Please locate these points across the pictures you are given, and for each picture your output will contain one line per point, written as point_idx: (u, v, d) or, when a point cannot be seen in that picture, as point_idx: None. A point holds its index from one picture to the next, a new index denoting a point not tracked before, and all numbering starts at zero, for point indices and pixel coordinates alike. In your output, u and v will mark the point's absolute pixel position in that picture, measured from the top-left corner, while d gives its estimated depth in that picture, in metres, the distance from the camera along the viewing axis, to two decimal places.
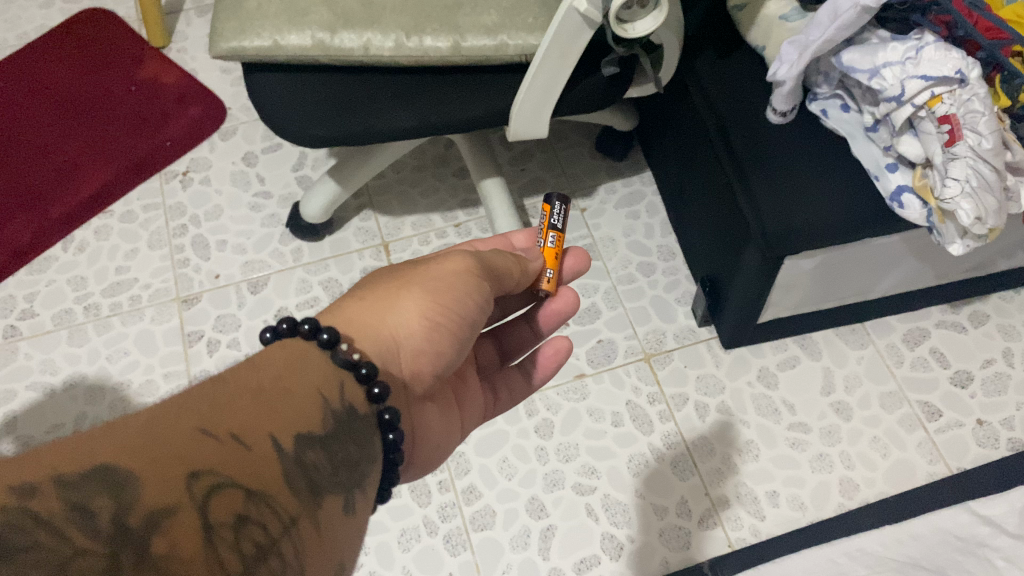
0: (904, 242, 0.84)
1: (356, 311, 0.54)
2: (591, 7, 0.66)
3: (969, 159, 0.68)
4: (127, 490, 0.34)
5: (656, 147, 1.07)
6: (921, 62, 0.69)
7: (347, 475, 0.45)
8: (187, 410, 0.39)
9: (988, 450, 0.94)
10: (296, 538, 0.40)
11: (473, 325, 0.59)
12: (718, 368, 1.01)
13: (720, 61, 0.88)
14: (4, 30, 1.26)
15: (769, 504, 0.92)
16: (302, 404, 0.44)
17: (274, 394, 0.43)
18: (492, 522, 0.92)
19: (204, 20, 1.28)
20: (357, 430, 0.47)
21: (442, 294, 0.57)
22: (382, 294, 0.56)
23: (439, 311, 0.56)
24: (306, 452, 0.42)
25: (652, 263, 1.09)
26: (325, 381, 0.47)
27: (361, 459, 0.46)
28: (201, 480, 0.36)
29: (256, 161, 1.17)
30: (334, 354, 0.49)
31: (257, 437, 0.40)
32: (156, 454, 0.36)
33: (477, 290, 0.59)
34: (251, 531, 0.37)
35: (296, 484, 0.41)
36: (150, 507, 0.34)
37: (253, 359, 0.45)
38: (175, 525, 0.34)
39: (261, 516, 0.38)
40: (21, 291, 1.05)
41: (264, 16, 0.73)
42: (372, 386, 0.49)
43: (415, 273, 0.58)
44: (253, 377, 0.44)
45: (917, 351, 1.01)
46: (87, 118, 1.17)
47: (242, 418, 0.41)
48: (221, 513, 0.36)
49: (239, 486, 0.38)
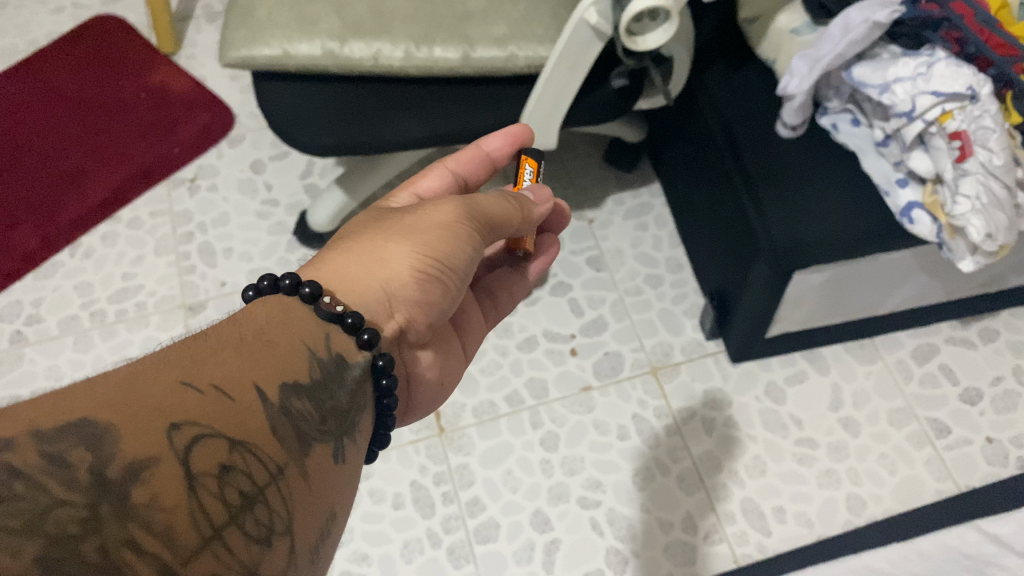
0: (915, 257, 0.83)
1: (342, 271, 0.53)
2: (601, 20, 0.67)
3: (980, 176, 0.67)
4: (105, 444, 0.33)
5: (666, 159, 1.07)
6: (932, 78, 0.68)
7: (336, 424, 0.44)
8: (168, 364, 0.39)
9: (997, 469, 0.94)
10: (284, 487, 0.39)
11: (466, 270, 0.58)
12: (726, 383, 1.00)
13: (731, 74, 0.88)
14: (15, 36, 1.26)
15: (776, 520, 0.92)
16: (286, 356, 0.43)
17: (258, 344, 0.43)
18: (497, 534, 0.91)
19: (214, 27, 1.29)
20: (347, 380, 0.46)
21: (433, 244, 0.55)
22: (370, 246, 0.55)
23: (428, 262, 0.55)
24: (293, 402, 0.42)
25: (660, 275, 1.09)
26: (309, 331, 0.46)
27: (351, 408, 0.46)
28: (182, 433, 0.36)
29: (265, 169, 1.17)
30: (317, 308, 0.48)
31: (241, 389, 0.40)
32: (135, 408, 0.35)
33: (471, 237, 0.57)
34: (236, 479, 0.37)
35: (285, 434, 0.40)
36: (128, 459, 0.34)
37: (237, 317, 0.45)
38: (156, 476, 0.34)
39: (247, 466, 0.38)
40: (27, 297, 1.05)
41: (275, 24, 0.73)
42: (361, 333, 0.48)
43: (404, 220, 0.57)
44: (235, 332, 0.43)
45: (926, 367, 1.00)
46: (97, 124, 1.17)
47: (224, 369, 0.40)
48: (205, 464, 0.36)
49: (223, 437, 0.37)
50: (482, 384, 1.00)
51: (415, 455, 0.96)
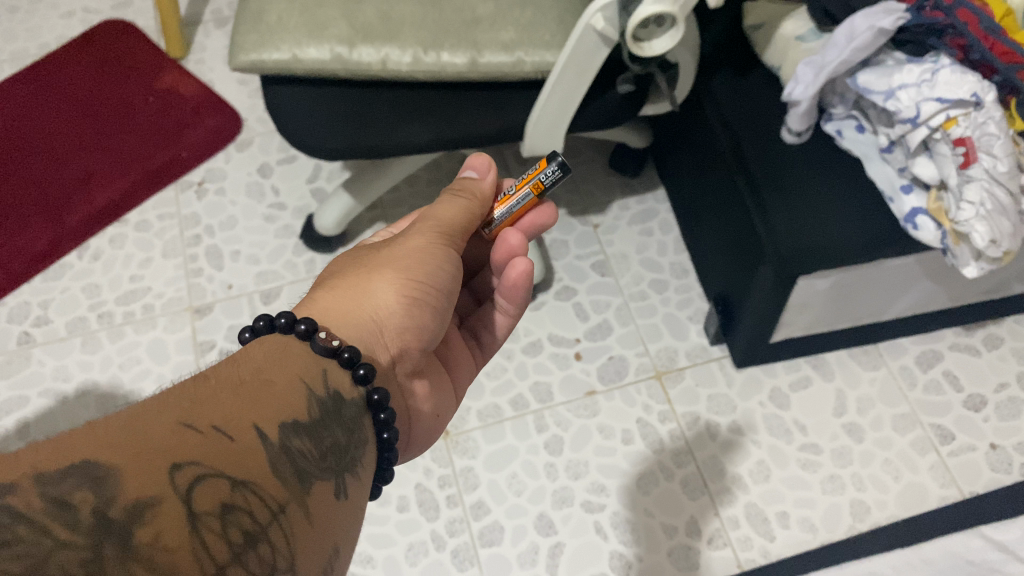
0: (919, 264, 0.83)
1: (332, 306, 0.53)
2: (608, 25, 0.67)
3: (984, 183, 0.68)
4: (108, 484, 0.33)
5: (671, 166, 1.08)
6: (937, 84, 0.69)
7: (336, 460, 0.45)
8: (168, 406, 0.39)
9: (1001, 475, 0.94)
10: (285, 523, 0.39)
11: (450, 292, 0.59)
12: (730, 388, 1.01)
13: (737, 79, 0.88)
14: (25, 40, 1.28)
15: (780, 525, 0.92)
16: (283, 394, 0.44)
17: (256, 386, 0.43)
18: (501, 538, 0.91)
19: (223, 32, 1.30)
20: (345, 416, 0.47)
21: (415, 269, 0.56)
22: (355, 281, 0.56)
23: (413, 287, 0.56)
24: (292, 440, 0.42)
25: (665, 280, 1.09)
26: (306, 368, 0.47)
27: (349, 445, 0.47)
28: (184, 472, 0.36)
29: (272, 173, 1.17)
30: (312, 343, 0.48)
31: (240, 429, 0.40)
32: (136, 448, 0.36)
33: (450, 257, 0.59)
34: (238, 517, 0.37)
35: (285, 472, 0.41)
36: (131, 500, 0.34)
37: (235, 356, 0.46)
38: (160, 515, 0.34)
39: (248, 503, 0.38)
40: (36, 299, 1.06)
41: (284, 29, 0.73)
42: (356, 368, 0.49)
43: (383, 253, 0.58)
44: (234, 372, 0.44)
45: (930, 374, 1.00)
46: (106, 128, 1.18)
47: (221, 411, 0.40)
48: (207, 502, 0.36)
49: (224, 475, 0.38)
50: (486, 388, 1.01)
51: (420, 458, 0.96)
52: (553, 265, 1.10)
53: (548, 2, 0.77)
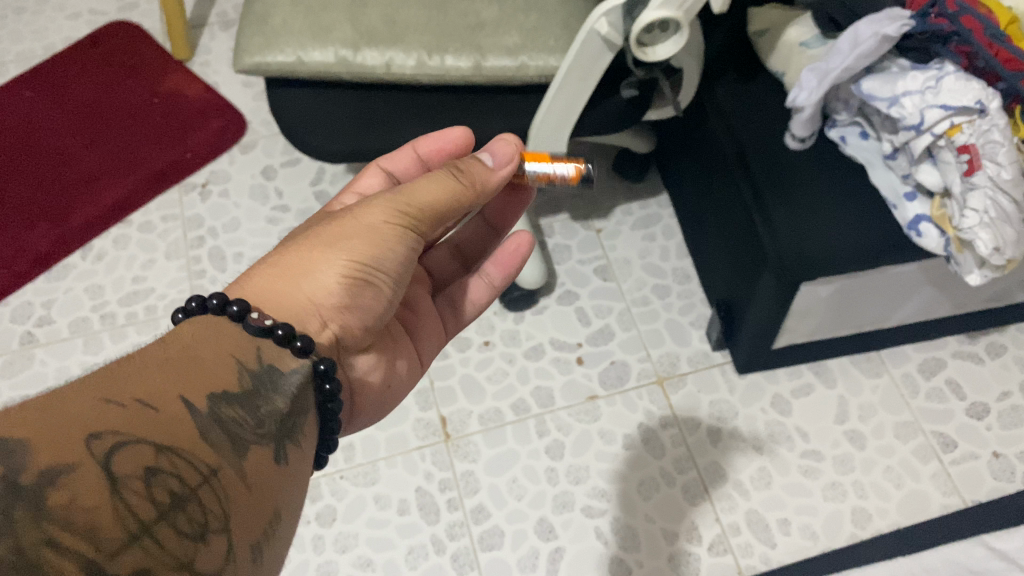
0: (922, 271, 0.83)
1: (268, 286, 0.53)
2: (612, 30, 0.67)
3: (988, 190, 0.68)
4: (19, 454, 0.33)
5: (674, 170, 1.07)
6: (941, 91, 0.69)
7: (274, 425, 0.45)
8: (87, 382, 0.39)
9: (1004, 484, 0.93)
10: (217, 484, 0.40)
11: (401, 271, 0.57)
12: (732, 395, 1.00)
13: (741, 85, 0.88)
14: (32, 41, 1.28)
15: (780, 532, 0.91)
16: (214, 367, 0.44)
17: (181, 361, 0.43)
18: (501, 542, 0.91)
19: (229, 35, 1.30)
20: (283, 385, 0.47)
21: (361, 251, 0.54)
22: (299, 257, 0.54)
23: (355, 270, 0.53)
24: (222, 408, 0.42)
25: (667, 285, 1.09)
26: (237, 345, 0.46)
27: (290, 411, 0.47)
28: (101, 440, 0.36)
29: (276, 175, 1.18)
30: (245, 324, 0.48)
31: (165, 400, 0.40)
32: (48, 422, 0.35)
33: (404, 236, 0.55)
34: (164, 480, 0.37)
35: (215, 438, 0.41)
36: (44, 468, 0.33)
37: (165, 336, 0.45)
38: (74, 480, 0.34)
39: (175, 467, 0.38)
40: (39, 299, 1.06)
41: (289, 32, 0.73)
42: (295, 340, 0.48)
43: (336, 225, 0.55)
44: (161, 350, 0.43)
45: (933, 382, 1.00)
46: (111, 129, 1.18)
47: (142, 384, 0.40)
48: (128, 466, 0.36)
49: (148, 442, 0.37)
50: (488, 392, 1.01)
51: (421, 462, 0.96)
52: (556, 269, 1.10)
53: (552, 6, 0.77)
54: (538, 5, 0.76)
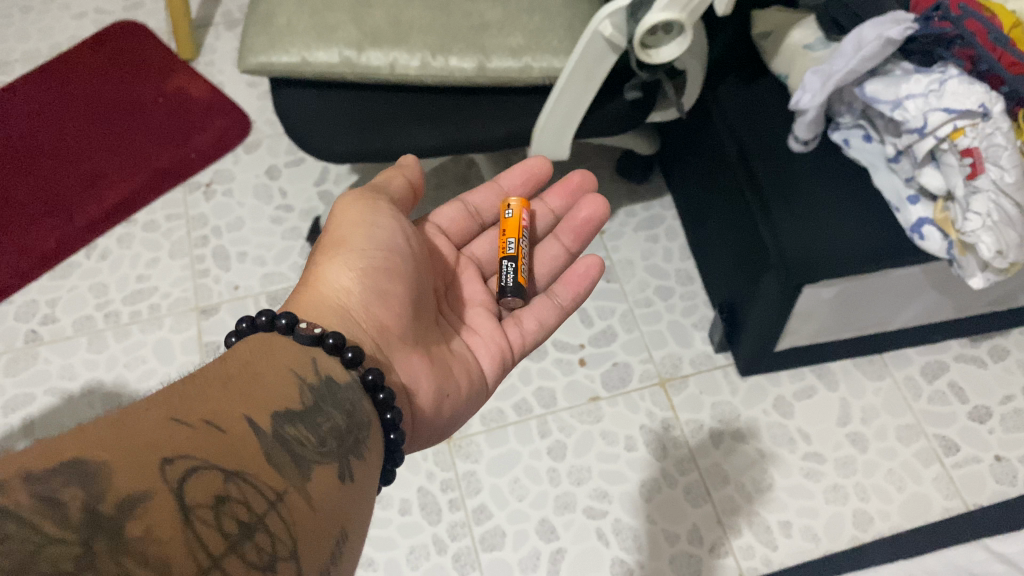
0: (925, 274, 0.83)
1: (292, 303, 0.56)
2: (616, 32, 0.67)
3: (991, 194, 0.68)
4: (97, 480, 0.34)
5: (678, 172, 1.08)
6: (945, 94, 0.68)
7: (337, 444, 0.46)
8: (157, 404, 0.40)
9: (1006, 488, 0.93)
10: (285, 510, 0.40)
11: (402, 252, 0.61)
12: (734, 397, 1.00)
13: (745, 89, 0.88)
14: (37, 40, 1.28)
15: (782, 534, 0.91)
16: (273, 386, 0.45)
17: (243, 381, 0.45)
18: (502, 542, 0.91)
19: (233, 35, 1.30)
20: (341, 400, 0.48)
21: (356, 239, 0.59)
22: (312, 272, 0.58)
23: (360, 257, 0.58)
24: (286, 428, 0.43)
25: (670, 287, 1.09)
26: (296, 360, 0.49)
27: (352, 428, 0.48)
28: (174, 466, 0.37)
29: (280, 175, 1.18)
30: (296, 335, 0.50)
31: (231, 421, 0.41)
32: (125, 446, 0.36)
33: (384, 217, 0.61)
34: (232, 508, 0.37)
35: (279, 461, 0.42)
36: (122, 494, 0.34)
37: (223, 355, 0.47)
38: (150, 510, 0.34)
39: (242, 494, 0.38)
40: (43, 297, 1.07)
41: (294, 32, 0.74)
42: (344, 352, 0.51)
43: (327, 237, 0.61)
44: (221, 369, 0.45)
45: (935, 384, 1.00)
46: (116, 129, 1.19)
47: (210, 406, 0.41)
48: (200, 495, 0.36)
49: (216, 468, 0.38)
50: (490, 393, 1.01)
51: (423, 462, 0.96)
52: None
53: (557, 7, 0.77)
54: (543, 6, 0.77)
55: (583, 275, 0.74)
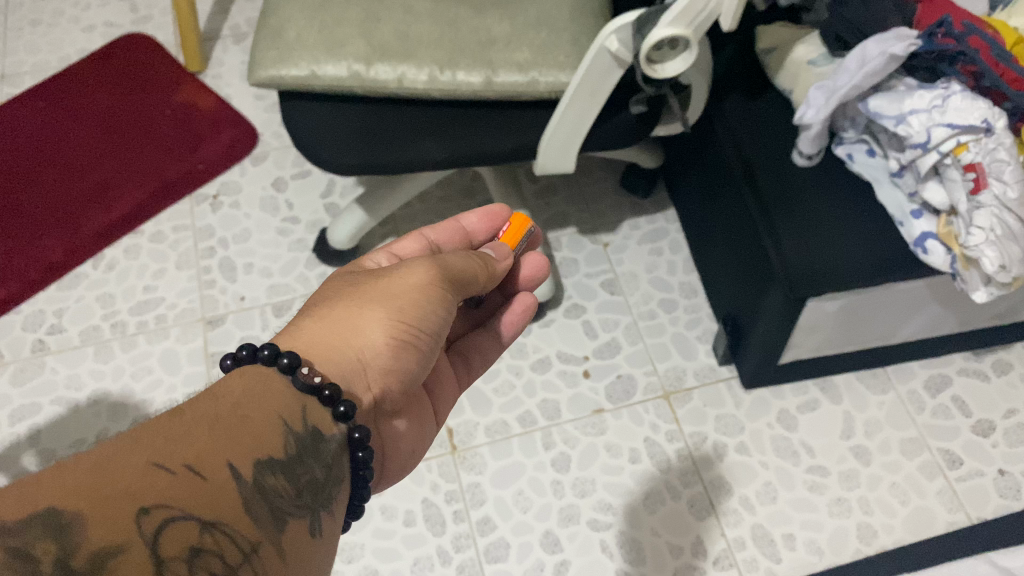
0: (928, 287, 0.84)
1: (318, 336, 0.53)
2: (622, 47, 0.69)
3: (994, 209, 0.68)
4: (72, 532, 0.34)
5: (682, 185, 1.08)
6: (948, 110, 0.69)
7: (311, 497, 0.46)
8: (141, 443, 0.40)
9: (1010, 501, 0.93)
10: (256, 563, 0.41)
11: (439, 337, 0.58)
12: (738, 409, 1.01)
13: (750, 102, 0.89)
14: (47, 52, 1.30)
15: (786, 547, 0.92)
16: (259, 430, 0.45)
17: (232, 421, 0.44)
18: (506, 554, 0.91)
19: (241, 48, 1.32)
20: (323, 454, 0.48)
21: (407, 311, 0.55)
22: (344, 313, 0.55)
23: (403, 330, 0.55)
24: (266, 478, 0.43)
25: (674, 300, 1.09)
26: (285, 403, 0.47)
27: (326, 481, 0.48)
28: (151, 516, 0.37)
29: (286, 187, 1.19)
30: (294, 379, 0.49)
31: (215, 467, 0.41)
32: (105, 492, 0.36)
33: (443, 299, 0.58)
34: (206, 561, 0.38)
35: (256, 510, 0.42)
36: (95, 548, 0.35)
37: (213, 388, 0.46)
38: (123, 565, 0.35)
39: (218, 546, 0.39)
40: (50, 307, 1.07)
41: (304, 45, 0.74)
42: (338, 405, 0.49)
43: (376, 285, 0.57)
44: (210, 406, 0.44)
45: (939, 398, 1.01)
46: (123, 141, 1.20)
47: (196, 447, 0.41)
48: (174, 548, 0.37)
49: (195, 519, 0.39)
50: (495, 404, 1.01)
51: (428, 473, 0.96)
52: (563, 282, 1.11)
53: (563, 22, 0.78)
54: (548, 21, 0.77)
55: (520, 314, 0.73)
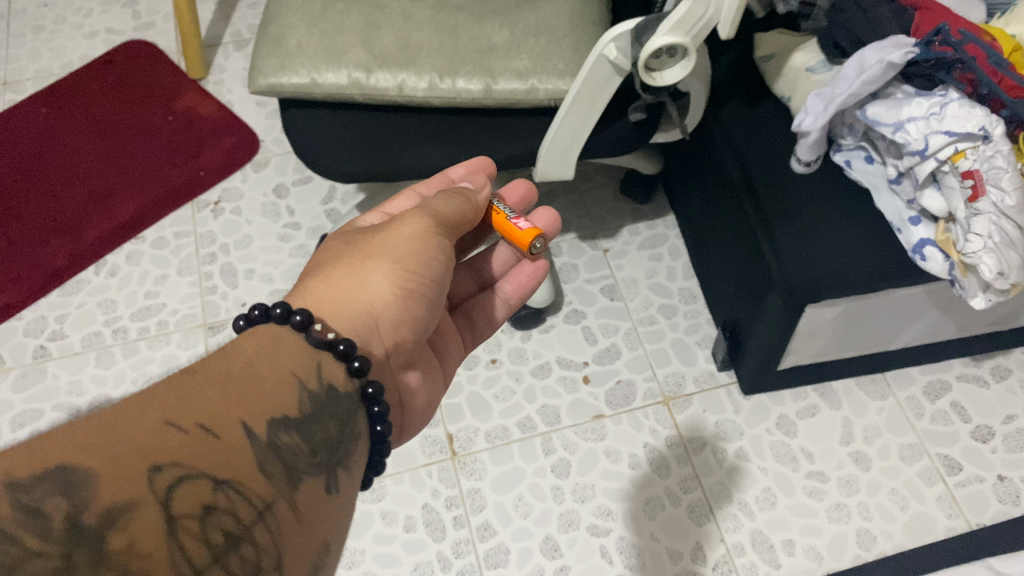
0: (927, 293, 0.84)
1: (327, 296, 0.54)
2: (620, 55, 0.69)
3: (992, 215, 0.68)
4: (83, 489, 0.35)
5: (681, 191, 1.09)
6: (945, 118, 0.69)
7: (328, 455, 0.46)
8: (153, 404, 0.40)
9: (1009, 507, 0.93)
10: (272, 521, 0.41)
11: (446, 282, 0.58)
12: (738, 414, 1.01)
13: (748, 110, 0.89)
14: (49, 59, 1.30)
15: (785, 553, 0.92)
16: (273, 388, 0.45)
17: (245, 380, 0.44)
18: (506, 560, 0.92)
19: (242, 54, 1.32)
20: (338, 410, 0.48)
21: (411, 261, 0.56)
22: (349, 273, 0.55)
23: (408, 280, 0.55)
24: (281, 436, 0.44)
25: (673, 305, 1.10)
26: (301, 364, 0.48)
27: (342, 439, 0.48)
28: (163, 474, 0.38)
29: (288, 194, 1.19)
30: (307, 335, 0.50)
31: (226, 425, 0.41)
32: (115, 450, 0.37)
33: (442, 245, 0.57)
34: (220, 518, 0.38)
35: (270, 469, 0.42)
36: (105, 505, 0.35)
37: (225, 350, 0.47)
38: (135, 520, 0.36)
39: (231, 503, 0.39)
40: (53, 313, 1.08)
41: (304, 54, 0.75)
42: (352, 360, 0.50)
43: (379, 241, 0.57)
44: (222, 367, 0.45)
45: (938, 404, 1.01)
46: (125, 148, 1.20)
47: (209, 406, 0.42)
48: (187, 504, 0.37)
49: (208, 476, 0.39)
50: (495, 410, 1.02)
51: (428, 479, 0.97)
52: (563, 287, 1.12)
53: (564, 30, 0.78)
54: (548, 29, 0.77)
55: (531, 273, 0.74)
